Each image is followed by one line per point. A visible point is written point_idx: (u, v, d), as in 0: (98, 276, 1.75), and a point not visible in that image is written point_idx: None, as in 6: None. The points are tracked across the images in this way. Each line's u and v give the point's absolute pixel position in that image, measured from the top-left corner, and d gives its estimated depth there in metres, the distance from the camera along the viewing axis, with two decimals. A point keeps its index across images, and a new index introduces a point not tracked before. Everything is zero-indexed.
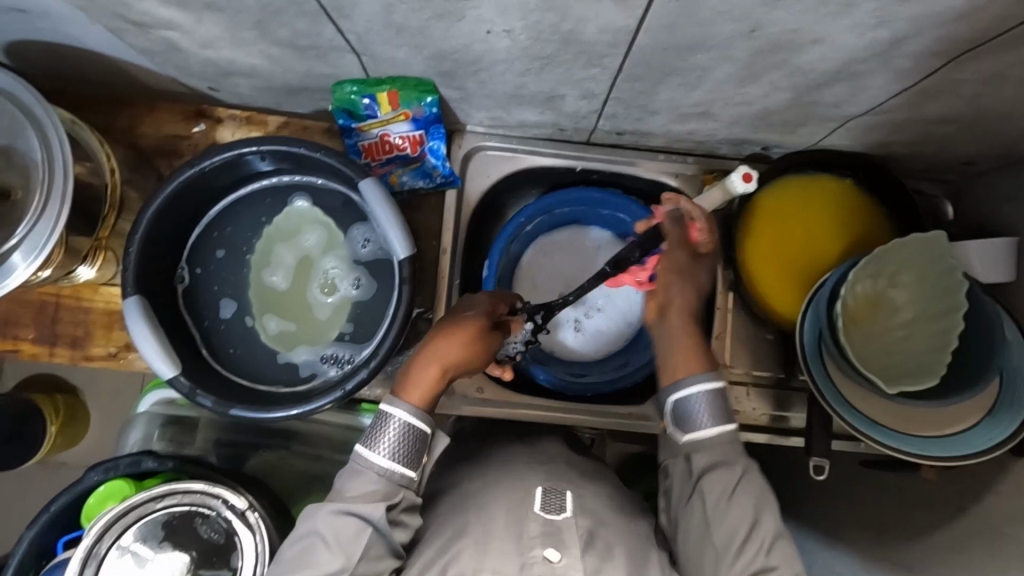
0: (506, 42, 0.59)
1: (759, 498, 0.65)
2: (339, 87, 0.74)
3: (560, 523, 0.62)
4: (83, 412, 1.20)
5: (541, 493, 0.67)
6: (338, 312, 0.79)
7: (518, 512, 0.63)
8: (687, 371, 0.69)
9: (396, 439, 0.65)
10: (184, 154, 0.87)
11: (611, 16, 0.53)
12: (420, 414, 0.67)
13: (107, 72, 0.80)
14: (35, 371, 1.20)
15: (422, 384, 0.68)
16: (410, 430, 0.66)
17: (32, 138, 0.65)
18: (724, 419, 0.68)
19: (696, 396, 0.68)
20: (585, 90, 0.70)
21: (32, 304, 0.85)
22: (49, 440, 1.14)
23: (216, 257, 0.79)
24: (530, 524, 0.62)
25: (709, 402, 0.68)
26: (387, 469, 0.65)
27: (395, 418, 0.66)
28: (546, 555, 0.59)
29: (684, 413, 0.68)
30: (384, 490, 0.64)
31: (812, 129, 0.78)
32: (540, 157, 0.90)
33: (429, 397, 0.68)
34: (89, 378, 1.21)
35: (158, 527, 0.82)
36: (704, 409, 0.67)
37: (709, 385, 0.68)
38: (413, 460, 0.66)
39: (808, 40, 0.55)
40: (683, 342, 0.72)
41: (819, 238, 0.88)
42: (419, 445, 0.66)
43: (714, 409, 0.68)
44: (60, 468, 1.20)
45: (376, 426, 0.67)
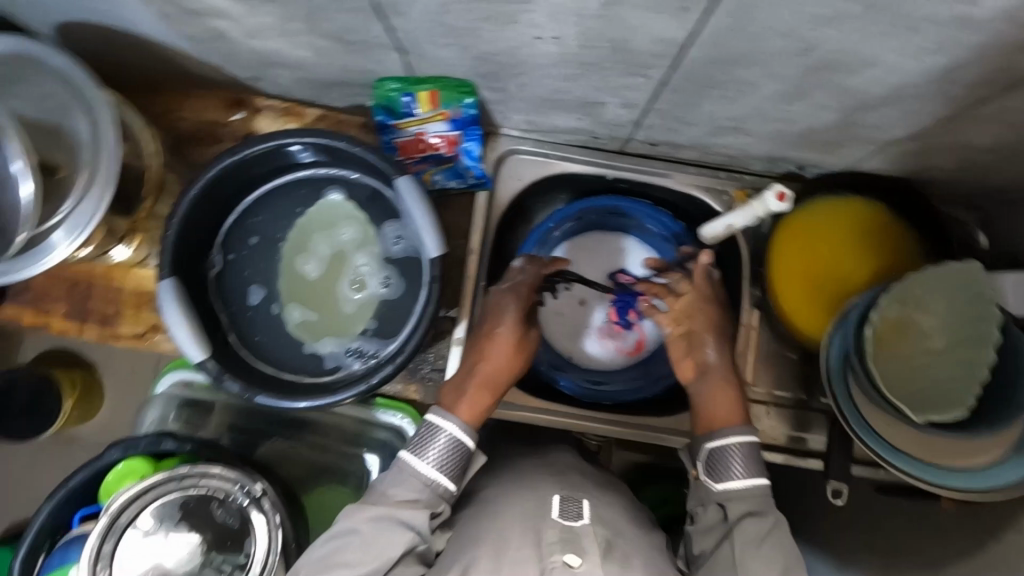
0: (555, 47, 0.59)
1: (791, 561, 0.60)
2: (382, 83, 0.74)
3: (578, 529, 0.62)
4: (99, 390, 1.22)
5: (558, 502, 0.66)
6: (366, 307, 0.79)
7: (534, 519, 0.63)
8: (725, 422, 0.71)
9: (444, 451, 0.67)
10: (222, 141, 0.88)
11: (664, 28, 0.53)
12: (469, 429, 0.69)
13: (151, 56, 0.81)
14: (55, 348, 1.21)
15: (473, 403, 0.71)
16: (457, 446, 0.68)
17: (82, 118, 0.66)
18: (759, 472, 0.65)
19: (732, 448, 0.67)
20: (626, 99, 0.70)
21: (65, 280, 0.86)
22: (65, 414, 1.15)
23: (249, 243, 0.80)
24: (548, 529, 0.61)
25: (744, 453, 0.66)
26: (431, 479, 0.66)
27: (444, 432, 0.68)
28: (567, 559, 0.58)
29: (719, 459, 0.67)
30: (427, 499, 0.65)
31: (851, 150, 0.77)
32: (572, 163, 0.89)
33: (479, 414, 0.71)
34: (103, 357, 1.22)
35: (175, 509, 0.83)
36: (733, 459, 0.66)
37: (748, 437, 0.67)
38: (457, 474, 0.67)
39: (860, 61, 0.54)
40: (723, 393, 0.74)
41: (852, 261, 0.87)
42: (464, 462, 0.68)
43: (748, 460, 0.66)
44: (74, 443, 1.21)
45: (423, 435, 0.68)
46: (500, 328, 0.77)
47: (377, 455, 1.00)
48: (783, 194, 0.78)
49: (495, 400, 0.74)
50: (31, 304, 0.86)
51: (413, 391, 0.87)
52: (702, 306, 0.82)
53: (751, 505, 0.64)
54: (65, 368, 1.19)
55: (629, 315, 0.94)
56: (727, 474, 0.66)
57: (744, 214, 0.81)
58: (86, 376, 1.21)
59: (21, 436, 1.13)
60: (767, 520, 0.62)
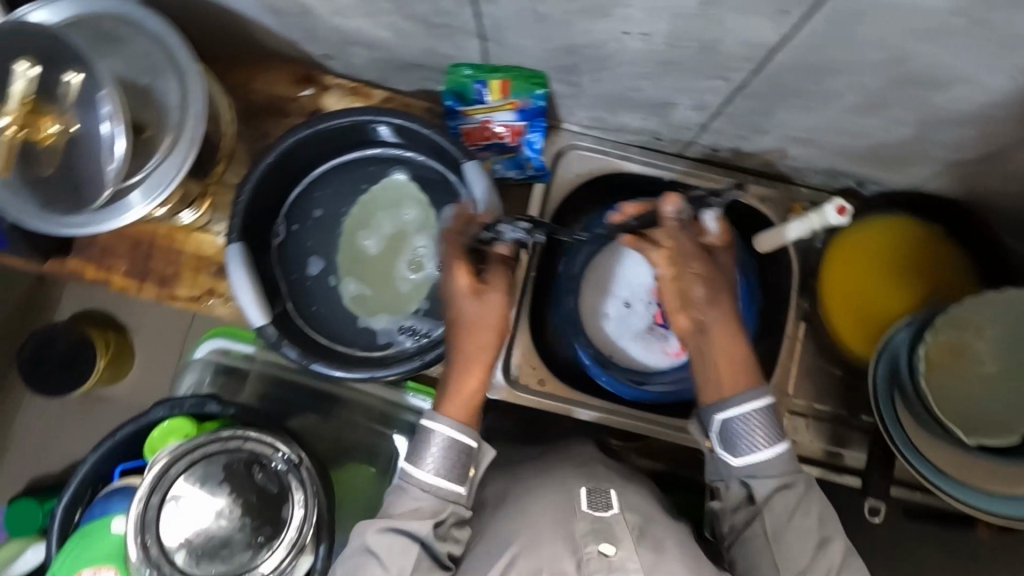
0: (641, 44, 0.60)
1: (824, 523, 0.63)
2: (457, 69, 0.76)
3: (609, 519, 0.61)
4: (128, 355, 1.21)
5: (586, 493, 0.65)
6: (421, 287, 0.81)
7: (565, 513, 0.62)
8: (729, 389, 0.66)
9: (439, 455, 0.65)
10: (290, 115, 0.90)
11: (758, 30, 0.53)
12: (465, 429, 0.66)
13: (232, 27, 0.83)
14: (90, 307, 1.21)
15: (462, 396, 0.67)
16: (451, 445, 0.65)
17: (172, 82, 0.69)
18: (776, 439, 0.64)
19: (748, 415, 0.64)
20: (700, 101, 0.71)
21: (129, 239, 0.89)
22: (97, 373, 1.14)
23: (313, 215, 0.82)
24: (579, 521, 0.61)
25: (761, 418, 0.64)
26: (432, 486, 0.65)
27: (437, 434, 0.65)
28: (602, 549, 0.58)
29: (731, 433, 0.65)
30: (433, 506, 0.65)
31: (916, 168, 0.78)
32: (630, 163, 0.89)
33: (474, 407, 0.68)
34: (139, 321, 1.22)
35: (218, 470, 0.84)
36: (755, 430, 0.64)
37: (758, 403, 0.64)
38: (458, 475, 0.66)
39: (949, 77, 0.55)
40: (730, 354, 0.67)
41: (903, 282, 0.87)
42: (464, 459, 0.66)
43: (765, 427, 0.64)
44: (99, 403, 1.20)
45: (420, 445, 0.66)
46: (466, 310, 0.68)
47: (406, 436, 1.02)
48: (845, 208, 0.74)
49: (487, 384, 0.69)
50: (94, 259, 0.89)
51: None
52: (692, 263, 0.69)
53: (778, 477, 0.63)
54: (102, 328, 1.19)
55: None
56: (749, 448, 0.64)
57: (800, 227, 0.79)
58: (119, 338, 1.20)
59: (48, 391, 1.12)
60: (796, 491, 0.63)
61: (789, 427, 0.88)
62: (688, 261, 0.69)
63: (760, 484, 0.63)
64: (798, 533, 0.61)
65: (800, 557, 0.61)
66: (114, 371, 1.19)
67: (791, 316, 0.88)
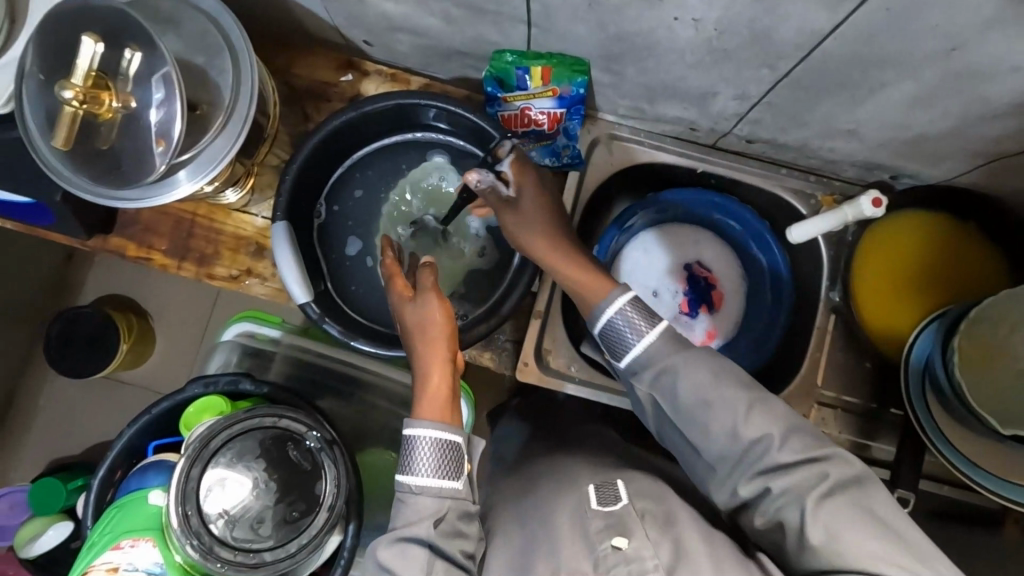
0: (692, 31, 0.61)
1: (721, 386, 0.57)
2: (500, 55, 0.77)
3: (620, 512, 0.58)
4: (151, 336, 1.23)
5: (595, 489, 0.62)
6: (460, 270, 0.82)
7: (578, 515, 0.59)
8: (598, 298, 0.65)
9: (429, 457, 0.61)
10: (329, 100, 0.92)
11: (813, 17, 0.54)
12: (440, 426, 0.63)
13: (278, 12, 0.85)
14: (117, 290, 1.23)
15: (433, 398, 0.65)
16: (441, 444, 0.62)
17: (224, 61, 0.70)
18: (657, 320, 0.62)
19: (620, 311, 0.63)
20: (743, 91, 0.72)
21: (170, 218, 0.91)
22: (119, 357, 1.16)
23: (353, 196, 0.84)
24: (592, 519, 0.57)
25: (632, 310, 0.63)
26: (429, 488, 0.61)
27: (422, 440, 0.62)
28: (615, 543, 0.54)
29: (612, 338, 0.63)
30: (435, 508, 0.60)
31: (954, 164, 0.78)
32: (664, 153, 0.91)
33: (446, 406, 0.65)
34: (162, 306, 1.23)
35: (253, 446, 0.86)
36: (634, 320, 0.62)
37: (620, 299, 0.63)
38: (454, 469, 0.62)
39: (1002, 69, 0.55)
40: (576, 275, 0.68)
41: (937, 277, 0.87)
42: (455, 454, 0.62)
43: (641, 314, 0.63)
44: (124, 384, 1.22)
45: (404, 456, 0.62)
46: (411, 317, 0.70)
47: None
48: (879, 201, 0.81)
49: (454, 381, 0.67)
50: (136, 236, 0.90)
51: (487, 358, 0.90)
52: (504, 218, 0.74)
53: (660, 362, 0.60)
54: (123, 312, 1.20)
55: (699, 307, 0.95)
56: (625, 346, 0.63)
57: (831, 218, 0.84)
58: (141, 322, 1.21)
59: (76, 371, 1.14)
60: (680, 371, 0.59)
61: (817, 419, 0.88)
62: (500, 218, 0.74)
63: (645, 378, 0.61)
64: (704, 407, 0.57)
65: (718, 433, 0.56)
66: (135, 356, 1.20)
67: (821, 309, 0.90)
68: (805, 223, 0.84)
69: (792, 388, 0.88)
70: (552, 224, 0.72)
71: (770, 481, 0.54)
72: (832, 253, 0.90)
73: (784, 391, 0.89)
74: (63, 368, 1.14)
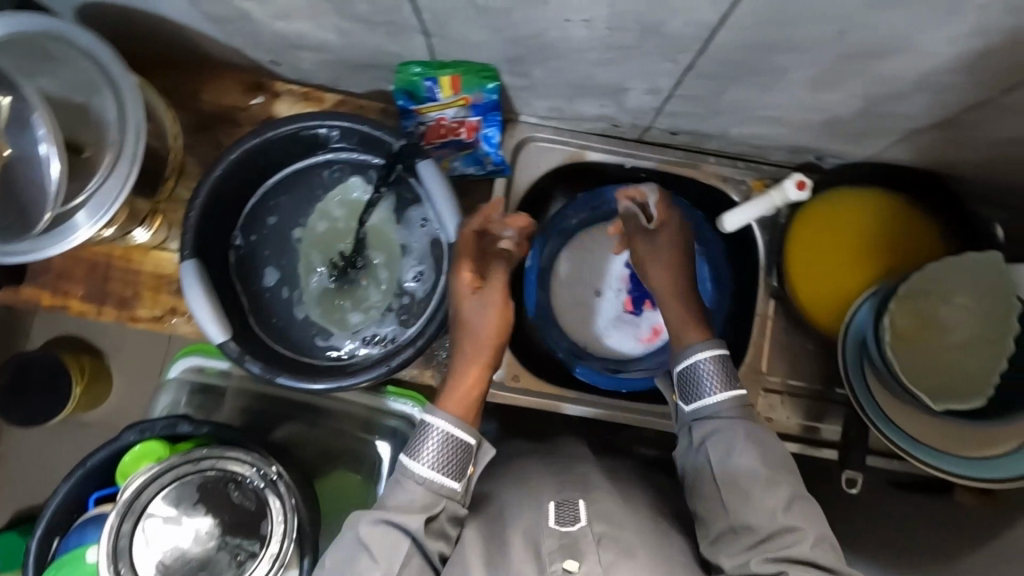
0: (585, 30, 0.59)
1: (772, 471, 0.62)
2: (405, 67, 0.74)
3: (575, 534, 0.60)
4: (107, 376, 1.18)
5: (555, 507, 0.64)
6: (385, 295, 0.79)
7: (534, 528, 0.62)
8: (692, 338, 0.71)
9: (438, 450, 0.63)
10: (241, 125, 0.88)
11: (698, 10, 0.53)
12: (458, 423, 0.64)
13: (175, 38, 0.81)
14: (66, 331, 1.18)
15: (458, 395, 0.66)
16: (452, 441, 0.63)
17: (107, 97, 0.66)
18: (734, 385, 0.67)
19: (701, 362, 0.68)
20: (652, 85, 0.70)
21: (83, 262, 0.87)
22: (74, 399, 1.11)
23: (268, 224, 0.81)
24: (545, 538, 0.60)
25: (713, 366, 0.67)
26: (430, 480, 0.62)
27: (436, 429, 0.64)
28: (565, 566, 0.57)
29: (690, 380, 0.68)
30: (426, 501, 0.62)
31: (874, 140, 0.77)
32: (591, 151, 0.89)
33: (470, 408, 0.67)
34: (116, 343, 1.19)
35: (193, 490, 0.83)
36: (713, 376, 0.67)
37: (715, 351, 0.68)
38: (458, 473, 0.63)
39: (894, 48, 0.54)
40: (684, 313, 0.73)
41: (874, 250, 0.85)
42: (463, 457, 0.64)
43: (719, 375, 0.67)
44: (84, 426, 1.18)
45: (415, 438, 0.65)
46: (465, 313, 0.70)
47: (389, 443, 1.00)
48: (802, 182, 0.80)
49: (484, 387, 0.68)
50: (49, 285, 0.86)
51: (428, 376, 0.89)
52: (636, 241, 0.80)
53: (727, 419, 0.65)
54: (75, 353, 1.16)
55: (644, 304, 0.93)
56: (700, 393, 0.67)
57: (759, 205, 0.82)
58: (94, 362, 1.16)
59: (31, 420, 1.09)
60: (740, 433, 0.64)
61: (765, 406, 0.88)
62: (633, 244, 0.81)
63: (707, 427, 0.66)
64: (753, 478, 0.61)
65: (752, 502, 0.60)
66: (92, 396, 1.16)
67: (760, 295, 0.90)
68: (738, 209, 0.83)
69: (736, 378, 0.88)
70: (682, 254, 0.78)
71: (789, 568, 0.55)
72: (766, 238, 0.90)
73: None
74: (17, 417, 1.09)
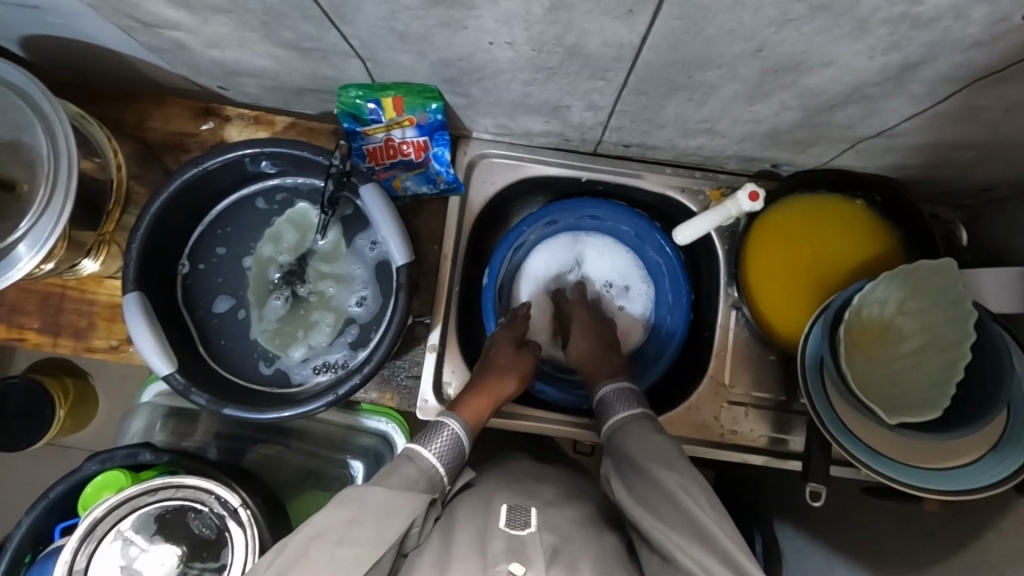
0: (509, 52, 0.59)
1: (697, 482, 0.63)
2: (345, 91, 0.73)
3: (525, 537, 0.61)
4: (92, 398, 1.18)
5: (506, 511, 0.65)
6: (335, 322, 0.79)
7: (484, 527, 0.62)
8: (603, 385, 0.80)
9: (446, 444, 0.70)
10: (191, 150, 0.88)
11: (614, 30, 0.52)
12: (469, 430, 0.73)
13: (119, 67, 0.81)
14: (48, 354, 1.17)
15: (473, 407, 0.76)
16: (458, 443, 0.71)
17: (40, 131, 0.66)
18: (634, 405, 0.74)
19: (606, 394, 0.77)
20: (591, 102, 0.69)
21: (37, 293, 0.86)
22: (58, 422, 1.10)
23: (218, 254, 0.81)
24: (494, 540, 0.60)
25: (616, 394, 0.77)
26: (432, 469, 0.67)
27: (448, 427, 0.71)
28: (512, 569, 0.57)
29: (602, 408, 0.76)
30: (426, 485, 0.66)
31: (823, 149, 0.76)
32: (545, 166, 0.89)
33: (479, 420, 0.76)
34: (97, 365, 1.18)
35: (151, 520, 0.82)
36: (612, 401, 0.76)
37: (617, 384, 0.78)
38: (453, 470, 0.70)
39: (816, 61, 0.54)
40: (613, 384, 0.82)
41: (831, 258, 0.83)
42: (457, 463, 0.71)
43: (621, 399, 0.76)
44: (66, 450, 1.18)
45: (427, 430, 0.71)
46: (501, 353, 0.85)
47: (362, 462, 0.97)
48: (755, 193, 0.80)
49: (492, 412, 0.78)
50: (4, 319, 0.86)
51: (388, 399, 0.85)
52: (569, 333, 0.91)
53: (626, 430, 0.71)
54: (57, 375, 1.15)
55: None
56: (606, 419, 0.75)
57: (715, 215, 0.82)
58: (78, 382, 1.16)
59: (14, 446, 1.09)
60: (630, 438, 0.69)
61: (729, 419, 0.87)
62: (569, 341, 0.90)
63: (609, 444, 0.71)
64: (645, 473, 0.64)
65: (647, 492, 0.63)
66: (76, 418, 1.15)
67: (722, 306, 0.90)
68: (691, 221, 0.83)
69: (699, 390, 0.88)
70: (607, 346, 0.88)
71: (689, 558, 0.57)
72: (726, 247, 0.89)
73: (693, 394, 0.88)
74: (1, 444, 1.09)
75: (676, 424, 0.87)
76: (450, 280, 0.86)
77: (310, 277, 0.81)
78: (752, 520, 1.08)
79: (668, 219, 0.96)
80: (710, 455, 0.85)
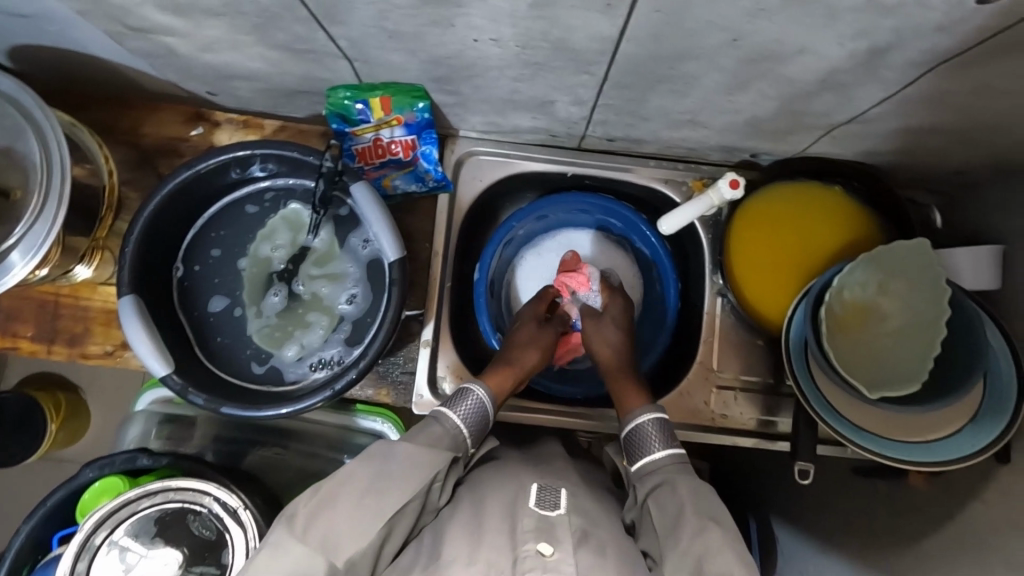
0: (496, 49, 0.61)
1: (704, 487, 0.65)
2: (334, 91, 0.75)
3: (554, 519, 0.61)
4: (84, 412, 1.17)
5: (536, 491, 0.66)
6: (329, 319, 0.81)
7: (514, 506, 0.63)
8: (635, 406, 0.77)
9: (470, 411, 0.71)
10: (184, 155, 0.88)
11: (597, 25, 0.54)
12: (493, 399, 0.74)
13: (110, 74, 0.82)
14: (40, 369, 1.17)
15: (498, 379, 0.78)
16: (483, 410, 0.72)
17: (32, 138, 0.67)
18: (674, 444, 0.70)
19: (644, 425, 0.73)
20: (577, 96, 0.71)
21: (32, 301, 0.86)
22: (50, 437, 1.10)
23: (211, 256, 0.82)
24: (523, 518, 0.61)
25: (656, 429, 0.72)
26: (456, 428, 0.69)
27: (474, 394, 0.72)
28: (539, 548, 0.57)
29: (635, 440, 0.72)
30: (451, 443, 0.67)
31: (801, 137, 0.79)
32: (533, 162, 0.91)
33: (502, 393, 0.78)
34: (90, 376, 1.18)
35: (151, 523, 0.81)
36: (650, 436, 0.71)
37: (655, 415, 0.73)
38: (477, 434, 0.71)
39: (790, 50, 0.57)
40: (625, 377, 0.83)
41: (813, 242, 0.86)
42: (481, 428, 0.72)
43: (661, 436, 0.71)
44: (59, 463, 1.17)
45: (452, 395, 0.72)
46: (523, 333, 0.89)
47: None
48: (735, 181, 0.82)
49: (514, 385, 0.80)
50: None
51: (384, 395, 0.87)
52: (586, 317, 0.92)
53: (665, 471, 0.67)
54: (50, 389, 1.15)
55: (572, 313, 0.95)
56: (639, 452, 0.71)
57: (698, 204, 0.85)
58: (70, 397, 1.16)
59: (6, 462, 1.09)
60: (674, 484, 0.66)
61: (719, 403, 0.89)
62: (586, 326, 0.91)
63: (647, 484, 0.67)
64: (686, 523, 0.61)
65: (685, 543, 0.60)
66: (68, 432, 1.15)
67: (707, 294, 0.92)
68: (675, 212, 0.86)
69: (688, 376, 0.90)
70: (626, 331, 0.90)
71: None
72: (710, 236, 0.92)
73: (683, 381, 0.90)
74: None
75: (668, 410, 0.89)
76: (442, 275, 0.88)
77: (304, 276, 0.82)
78: (747, 506, 1.10)
79: (653, 211, 0.98)
80: (702, 439, 0.87)
